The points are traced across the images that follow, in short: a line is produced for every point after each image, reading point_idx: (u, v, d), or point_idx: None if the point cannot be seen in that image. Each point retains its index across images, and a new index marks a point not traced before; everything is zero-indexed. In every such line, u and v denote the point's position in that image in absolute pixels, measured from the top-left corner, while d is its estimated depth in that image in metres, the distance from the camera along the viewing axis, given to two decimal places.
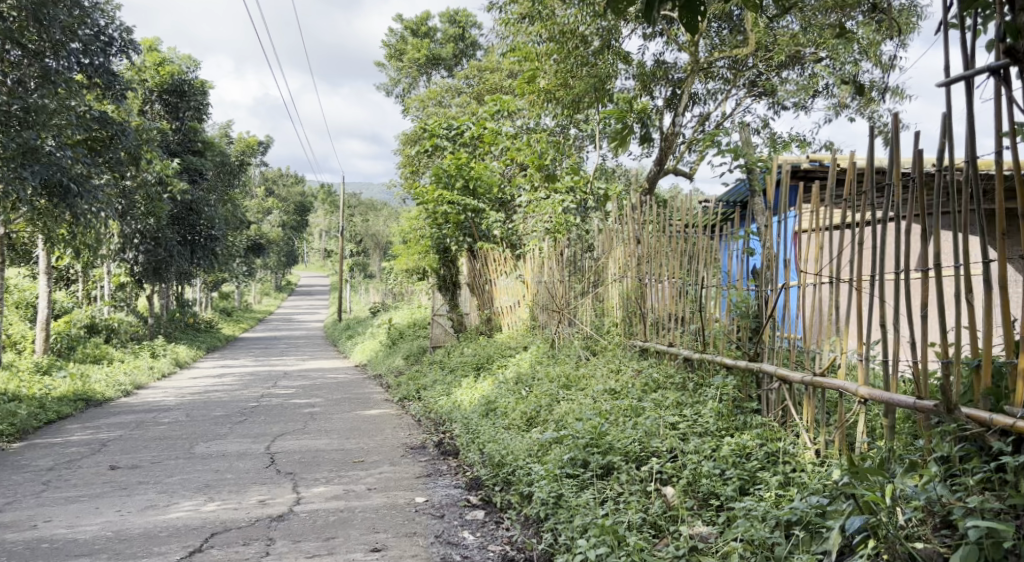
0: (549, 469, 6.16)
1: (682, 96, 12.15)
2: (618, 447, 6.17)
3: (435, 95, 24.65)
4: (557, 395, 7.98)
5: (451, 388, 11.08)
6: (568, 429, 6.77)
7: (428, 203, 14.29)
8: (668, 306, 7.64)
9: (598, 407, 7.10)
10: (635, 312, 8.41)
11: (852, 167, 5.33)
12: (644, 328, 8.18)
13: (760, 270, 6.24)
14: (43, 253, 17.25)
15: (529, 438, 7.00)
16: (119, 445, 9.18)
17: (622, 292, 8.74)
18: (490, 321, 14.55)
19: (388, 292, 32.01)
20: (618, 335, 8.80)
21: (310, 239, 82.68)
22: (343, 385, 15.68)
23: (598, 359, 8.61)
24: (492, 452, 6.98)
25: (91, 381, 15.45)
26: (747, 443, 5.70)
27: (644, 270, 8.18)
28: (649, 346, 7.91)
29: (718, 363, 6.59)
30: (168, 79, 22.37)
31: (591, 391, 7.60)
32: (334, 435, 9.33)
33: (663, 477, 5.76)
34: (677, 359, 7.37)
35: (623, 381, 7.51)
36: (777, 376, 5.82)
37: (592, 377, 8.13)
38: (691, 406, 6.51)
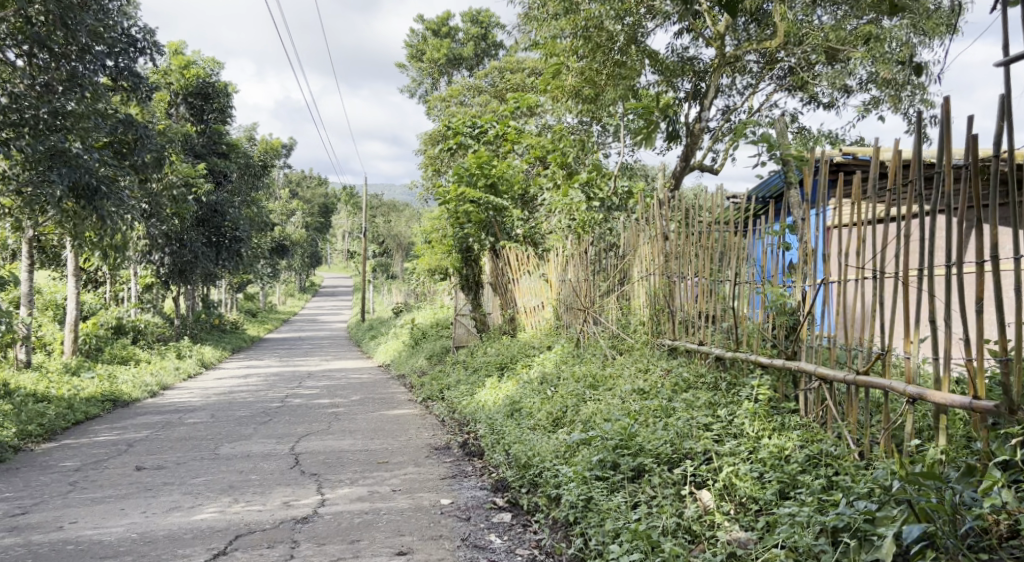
0: (578, 471, 6.05)
1: (709, 91, 12.00)
2: (648, 448, 6.05)
3: (456, 95, 24.60)
4: (583, 395, 7.86)
5: (475, 388, 10.99)
6: (597, 429, 6.64)
7: (451, 203, 14.21)
8: (698, 303, 7.49)
9: (627, 408, 6.98)
10: (663, 311, 8.28)
11: (897, 158, 5.17)
12: (672, 327, 8.03)
13: (798, 266, 6.06)
14: (71, 255, 17.33)
15: (556, 439, 6.88)
16: (145, 445, 9.15)
17: (649, 290, 8.61)
18: (513, 320, 14.44)
19: (411, 292, 32.01)
20: (644, 333, 8.66)
21: (333, 240, 82.92)
22: (367, 385, 15.63)
23: (625, 359, 8.48)
24: (519, 453, 6.87)
25: (118, 382, 15.49)
26: (785, 444, 5.56)
27: (672, 267, 8.04)
28: (678, 345, 7.76)
29: (752, 362, 6.44)
30: (193, 82, 22.44)
31: (619, 391, 7.47)
32: (358, 436, 9.26)
33: (697, 480, 5.65)
34: (708, 359, 7.22)
35: (652, 381, 7.38)
36: (817, 376, 5.67)
37: (620, 376, 7.99)
38: (725, 406, 6.37)
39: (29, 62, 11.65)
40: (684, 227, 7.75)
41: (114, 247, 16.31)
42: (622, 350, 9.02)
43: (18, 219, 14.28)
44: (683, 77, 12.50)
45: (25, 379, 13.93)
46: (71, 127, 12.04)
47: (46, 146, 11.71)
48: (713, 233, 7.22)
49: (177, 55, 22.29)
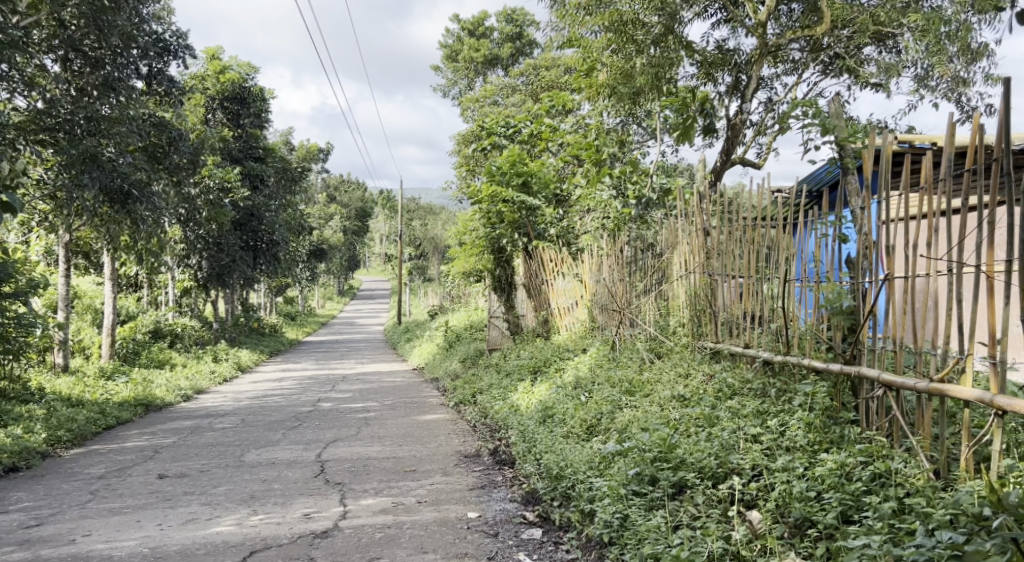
0: (613, 486, 5.69)
1: (751, 82, 11.57)
2: (690, 462, 5.69)
3: (491, 94, 24.30)
4: (620, 402, 7.48)
5: (508, 392, 10.64)
6: (634, 440, 6.27)
7: (484, 202, 13.88)
8: (743, 304, 7.09)
9: (668, 416, 6.60)
10: (703, 311, 7.88)
11: (976, 144, 4.77)
12: (715, 328, 7.62)
13: (858, 260, 5.61)
14: (107, 259, 17.29)
15: (589, 449, 6.52)
16: (172, 451, 8.91)
17: (688, 289, 8.22)
18: (547, 322, 14.06)
19: (446, 294, 31.75)
20: (684, 336, 8.26)
21: (370, 243, 83.05)
22: (400, 389, 15.36)
23: (664, 363, 8.09)
24: (552, 462, 6.52)
25: (152, 386, 15.36)
26: (843, 459, 5.17)
27: (714, 265, 7.63)
28: (721, 348, 7.36)
29: (805, 366, 6.04)
30: (229, 86, 22.41)
31: (659, 397, 7.08)
32: (388, 442, 8.96)
33: (746, 499, 5.28)
34: (755, 363, 6.80)
35: (693, 386, 6.99)
36: (881, 382, 5.25)
37: (659, 381, 7.61)
38: (776, 416, 5.97)
39: (64, 67, 11.71)
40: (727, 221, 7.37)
41: (148, 251, 16.21)
42: (661, 354, 8.61)
43: (54, 223, 14.21)
44: (723, 69, 12.09)
45: (59, 383, 13.83)
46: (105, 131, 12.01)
47: (81, 150, 11.55)
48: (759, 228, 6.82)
49: (213, 60, 22.26)
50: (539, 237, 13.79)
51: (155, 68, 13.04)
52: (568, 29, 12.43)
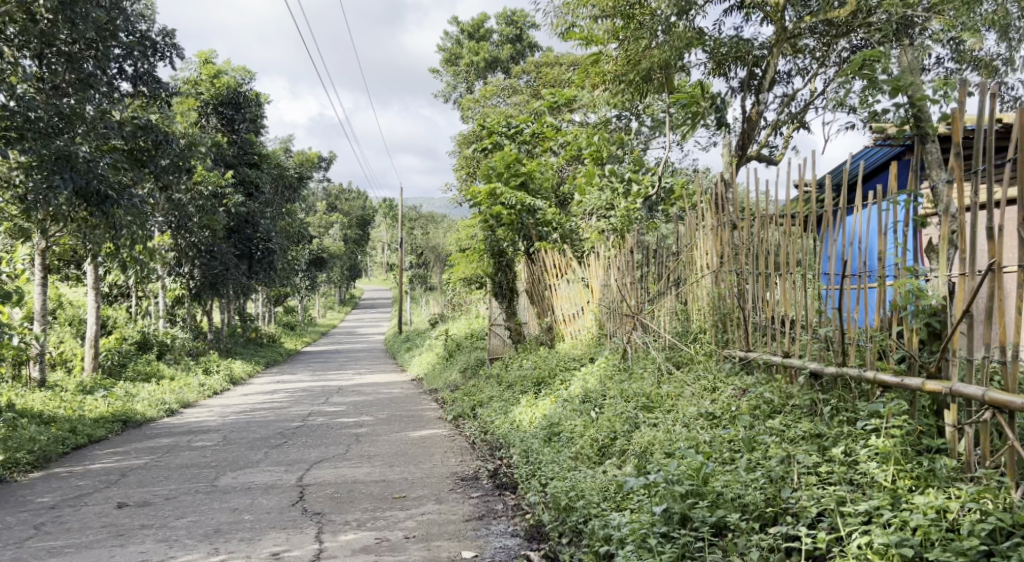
0: (637, 527, 5.02)
1: (767, 72, 10.82)
2: (730, 498, 5.02)
3: (490, 95, 23.52)
4: (637, 419, 6.71)
5: (510, 406, 9.85)
6: (659, 469, 5.57)
7: (483, 205, 13.10)
8: (779, 308, 6.33)
9: (699, 439, 5.88)
10: (730, 315, 7.10)
11: None
12: (746, 336, 6.83)
13: (947, 253, 4.88)
14: (90, 268, 16.56)
15: (605, 476, 5.82)
16: (140, 475, 8.18)
17: (711, 291, 7.42)
18: (551, 330, 13.21)
19: (448, 302, 30.89)
20: (707, 344, 7.47)
21: (372, 252, 82.16)
22: (396, 401, 14.57)
23: (685, 375, 7.28)
24: (561, 487, 5.82)
25: (134, 401, 14.59)
26: (934, 505, 4.48)
27: (743, 265, 6.83)
28: (754, 357, 6.58)
29: (869, 380, 5.29)
30: (223, 91, 21.65)
31: (685, 414, 6.36)
32: (377, 462, 8.18)
33: (814, 553, 4.61)
34: (798, 377, 6.01)
35: (723, 403, 6.26)
36: (988, 403, 4.55)
37: (681, 397, 6.83)
38: (837, 443, 5.24)
39: (40, 65, 11.17)
40: (758, 212, 6.65)
41: (132, 259, 15.51)
42: (681, 364, 7.80)
43: (28, 229, 13.50)
44: (739, 59, 11.37)
45: (33, 398, 13.10)
46: (80, 130, 11.20)
47: (52, 149, 10.68)
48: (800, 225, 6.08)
49: (207, 64, 21.56)
50: (540, 239, 12.96)
51: (140, 69, 12.34)
52: (572, 19, 11.69)
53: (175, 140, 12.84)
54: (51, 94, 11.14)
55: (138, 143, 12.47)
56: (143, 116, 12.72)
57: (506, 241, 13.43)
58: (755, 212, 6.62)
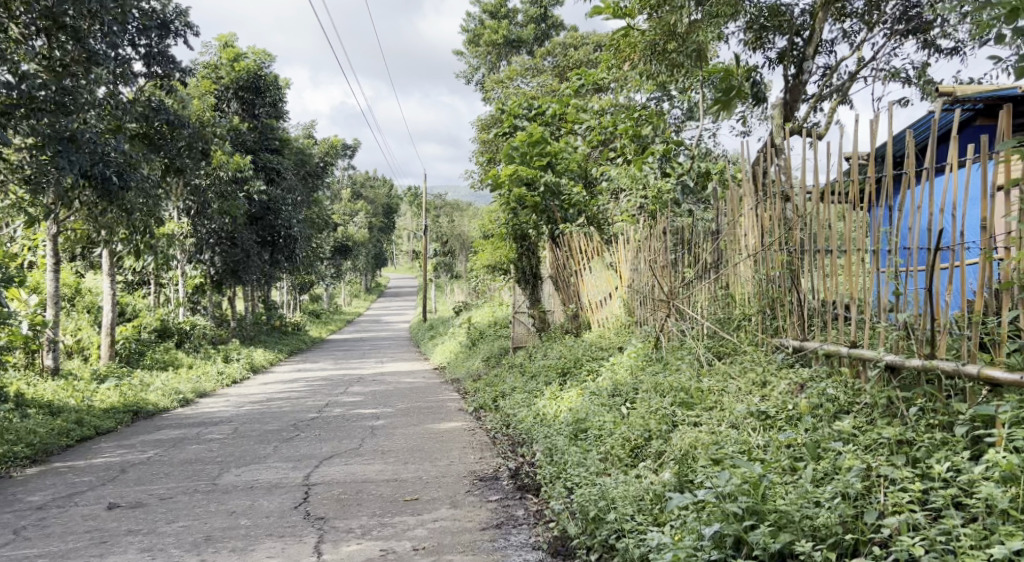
0: (686, 550, 4.46)
1: (812, 37, 10.14)
2: (796, 520, 4.43)
3: (513, 77, 22.77)
4: (675, 419, 6.11)
5: (535, 398, 9.25)
6: (704, 478, 4.99)
7: (506, 186, 12.42)
8: (843, 293, 5.76)
9: (752, 445, 5.30)
10: (781, 301, 6.50)
11: None
12: (800, 324, 6.25)
13: None
14: (105, 255, 16.11)
15: (641, 484, 5.27)
16: (140, 471, 7.69)
17: (755, 275, 6.82)
18: (577, 318, 12.58)
19: (472, 289, 30.30)
20: (751, 333, 6.86)
21: (397, 239, 81.61)
22: (417, 391, 14.02)
23: (728, 366, 6.66)
24: (591, 496, 5.24)
25: (148, 391, 14.11)
26: None
27: (797, 245, 6.23)
28: (811, 348, 5.99)
29: (972, 376, 4.81)
30: (243, 75, 21.11)
31: (733, 412, 5.77)
32: (390, 459, 7.63)
33: None
34: (870, 369, 5.45)
35: (778, 401, 5.67)
36: None
37: (725, 393, 6.21)
38: (932, 456, 4.68)
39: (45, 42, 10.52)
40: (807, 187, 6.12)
41: (146, 246, 15.01)
42: (723, 355, 7.16)
43: (38, 212, 13.04)
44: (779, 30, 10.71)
45: (42, 387, 12.68)
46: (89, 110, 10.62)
47: (57, 130, 10.16)
48: (859, 208, 5.55)
49: (227, 47, 21.02)
50: (566, 222, 12.28)
51: (152, 48, 11.76)
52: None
53: (188, 121, 12.30)
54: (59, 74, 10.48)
55: (151, 125, 12.01)
56: (156, 98, 12.23)
57: (529, 224, 12.79)
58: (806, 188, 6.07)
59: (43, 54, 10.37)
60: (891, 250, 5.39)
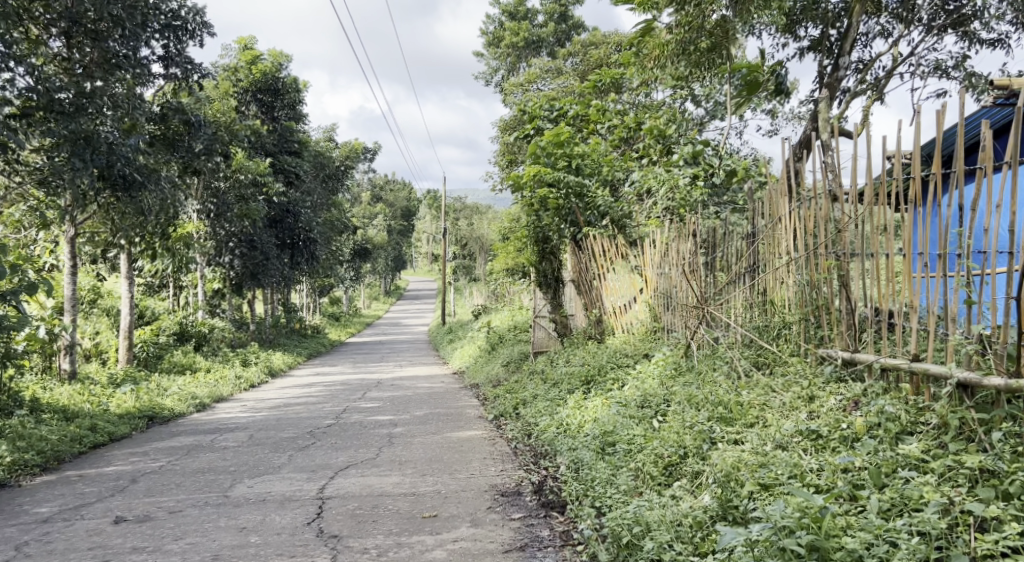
0: None
1: (848, 32, 9.80)
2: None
3: (534, 78, 22.43)
4: (711, 436, 5.85)
5: (558, 406, 8.94)
6: (758, 510, 4.82)
7: (529, 188, 12.09)
8: (902, 302, 5.48)
9: (804, 468, 5.10)
10: (825, 310, 6.22)
11: None
12: (849, 335, 5.97)
13: None
14: (123, 257, 15.91)
15: (680, 508, 5.11)
16: (152, 481, 7.40)
17: (797, 280, 6.50)
18: (600, 324, 12.20)
19: (491, 292, 29.96)
20: (793, 344, 6.57)
21: (416, 242, 81.33)
22: (436, 397, 13.74)
23: (770, 379, 6.37)
24: (625, 521, 5.10)
25: (164, 395, 13.87)
26: None
27: (843, 252, 5.96)
28: (865, 361, 5.71)
29: None
30: (261, 78, 20.89)
31: (779, 428, 5.57)
32: (408, 470, 7.33)
33: None
34: (939, 386, 5.17)
35: (831, 419, 5.45)
36: None
37: (769, 407, 5.98)
38: (1015, 487, 4.52)
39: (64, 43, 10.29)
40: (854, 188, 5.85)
41: (163, 248, 14.78)
42: (762, 365, 6.85)
43: (53, 213, 12.77)
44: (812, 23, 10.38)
45: (57, 391, 12.43)
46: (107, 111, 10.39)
47: (74, 128, 9.81)
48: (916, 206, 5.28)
49: (246, 50, 20.73)
50: (589, 225, 11.96)
51: (172, 49, 11.51)
52: None
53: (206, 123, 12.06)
54: (78, 76, 10.26)
55: (166, 124, 11.84)
56: (174, 100, 12.01)
57: (551, 226, 12.43)
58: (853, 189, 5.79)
59: (63, 54, 10.32)
60: (958, 255, 5.14)
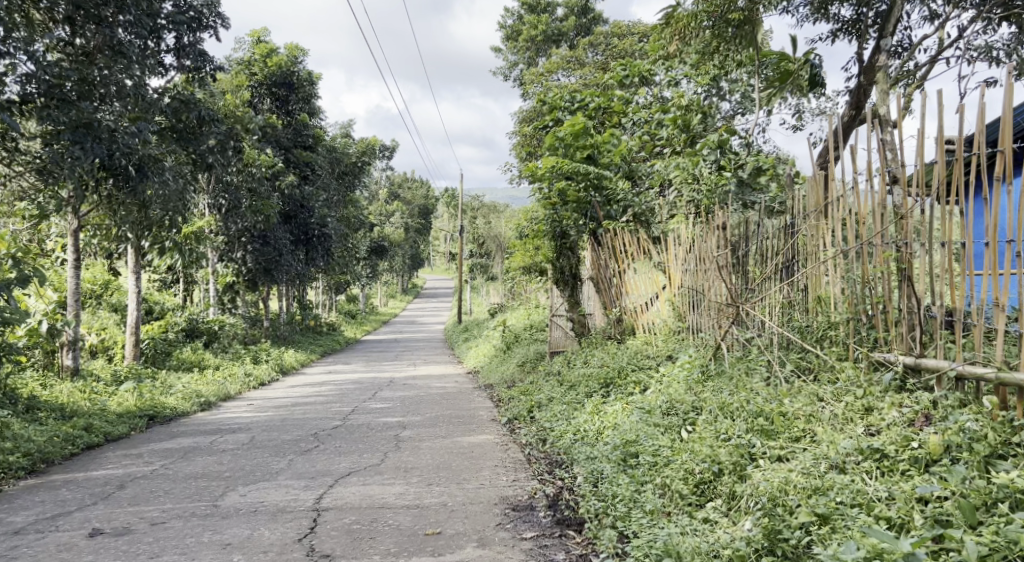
0: None
1: (890, 15, 9.19)
2: None
3: (553, 70, 21.79)
4: (755, 451, 5.46)
5: (575, 411, 8.40)
6: (827, 545, 4.42)
7: (546, 181, 11.52)
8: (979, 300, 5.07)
9: (869, 497, 4.69)
10: (879, 310, 5.74)
11: None
12: (908, 337, 5.52)
13: None
14: (130, 251, 15.44)
15: (718, 536, 4.77)
16: (139, 487, 6.84)
17: (845, 279, 6.00)
18: (620, 323, 11.61)
19: (507, 291, 29.34)
20: (838, 346, 6.06)
21: (433, 240, 80.62)
22: (448, 397, 13.22)
23: (817, 386, 5.93)
24: (654, 552, 4.73)
25: (168, 393, 13.36)
26: None
27: (903, 248, 5.48)
28: (932, 365, 5.29)
29: None
30: (276, 71, 20.38)
31: (836, 447, 5.13)
32: (413, 479, 6.81)
33: None
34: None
35: (894, 436, 5.01)
36: None
37: (817, 420, 5.55)
38: None
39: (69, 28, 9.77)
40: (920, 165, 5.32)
41: (170, 241, 14.27)
42: (806, 370, 6.32)
43: (53, 203, 12.25)
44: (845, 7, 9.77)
45: (56, 389, 11.93)
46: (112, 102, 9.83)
47: (73, 116, 9.19)
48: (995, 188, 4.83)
49: (260, 43, 20.27)
50: (610, 219, 11.39)
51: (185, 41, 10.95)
52: None
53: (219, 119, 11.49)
54: (81, 62, 9.73)
55: (179, 118, 11.31)
56: (184, 91, 11.50)
57: (570, 221, 11.84)
58: (919, 168, 5.26)
59: (65, 40, 9.72)
60: None
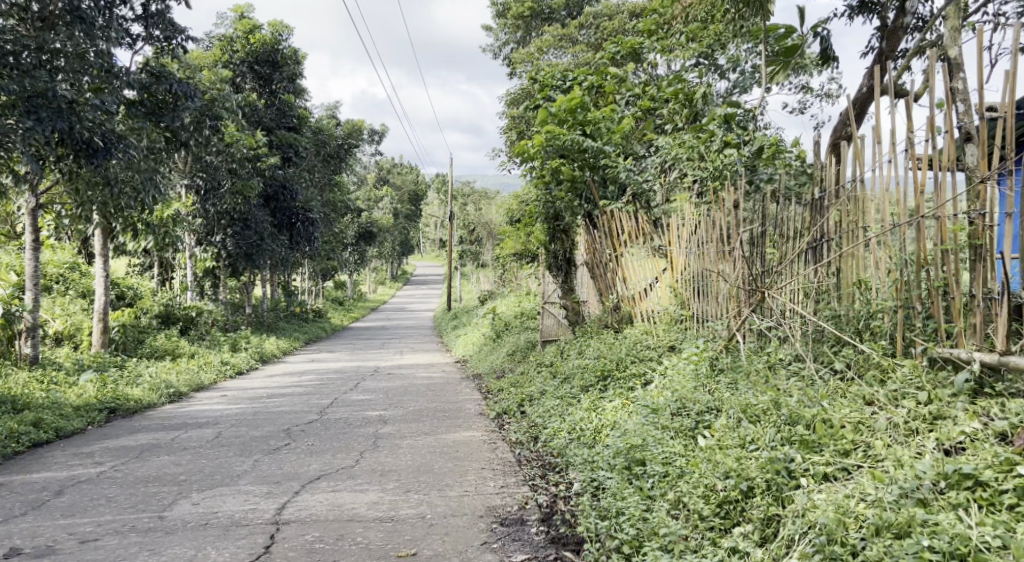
0: None
1: None
2: None
3: (544, 48, 20.97)
4: (788, 463, 4.79)
5: (569, 406, 7.69)
6: None
7: (537, 159, 10.76)
8: None
9: (974, 543, 3.94)
10: (941, 298, 5.13)
11: None
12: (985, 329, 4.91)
13: None
14: (99, 236, 14.41)
15: None
16: (80, 494, 6.08)
17: (896, 261, 5.35)
18: (617, 311, 10.77)
19: (497, 277, 28.52)
20: (884, 336, 5.45)
21: (423, 226, 79.47)
22: (435, 388, 12.48)
23: (856, 384, 5.32)
24: None
25: (134, 383, 12.54)
26: None
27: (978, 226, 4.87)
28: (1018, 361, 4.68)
29: None
30: (259, 48, 19.34)
31: (913, 470, 4.40)
32: (390, 485, 6.07)
33: None
34: None
35: (989, 460, 4.30)
36: None
37: (870, 429, 4.86)
38: None
39: None
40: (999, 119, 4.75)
41: (138, 222, 13.37)
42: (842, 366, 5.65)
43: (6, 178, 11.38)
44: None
45: (10, 379, 11.12)
46: (72, 74, 8.86)
47: (26, 84, 8.26)
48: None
49: (242, 18, 19.26)
50: (605, 200, 10.61)
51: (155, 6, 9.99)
52: None
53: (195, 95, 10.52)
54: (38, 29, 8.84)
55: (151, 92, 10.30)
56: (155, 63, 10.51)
57: (564, 201, 11.07)
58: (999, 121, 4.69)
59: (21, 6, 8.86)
60: None
